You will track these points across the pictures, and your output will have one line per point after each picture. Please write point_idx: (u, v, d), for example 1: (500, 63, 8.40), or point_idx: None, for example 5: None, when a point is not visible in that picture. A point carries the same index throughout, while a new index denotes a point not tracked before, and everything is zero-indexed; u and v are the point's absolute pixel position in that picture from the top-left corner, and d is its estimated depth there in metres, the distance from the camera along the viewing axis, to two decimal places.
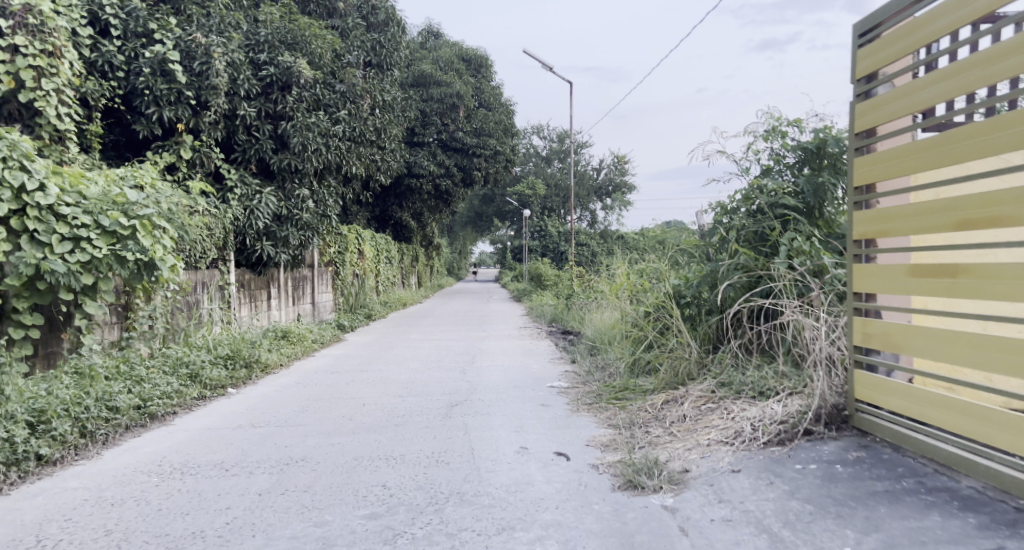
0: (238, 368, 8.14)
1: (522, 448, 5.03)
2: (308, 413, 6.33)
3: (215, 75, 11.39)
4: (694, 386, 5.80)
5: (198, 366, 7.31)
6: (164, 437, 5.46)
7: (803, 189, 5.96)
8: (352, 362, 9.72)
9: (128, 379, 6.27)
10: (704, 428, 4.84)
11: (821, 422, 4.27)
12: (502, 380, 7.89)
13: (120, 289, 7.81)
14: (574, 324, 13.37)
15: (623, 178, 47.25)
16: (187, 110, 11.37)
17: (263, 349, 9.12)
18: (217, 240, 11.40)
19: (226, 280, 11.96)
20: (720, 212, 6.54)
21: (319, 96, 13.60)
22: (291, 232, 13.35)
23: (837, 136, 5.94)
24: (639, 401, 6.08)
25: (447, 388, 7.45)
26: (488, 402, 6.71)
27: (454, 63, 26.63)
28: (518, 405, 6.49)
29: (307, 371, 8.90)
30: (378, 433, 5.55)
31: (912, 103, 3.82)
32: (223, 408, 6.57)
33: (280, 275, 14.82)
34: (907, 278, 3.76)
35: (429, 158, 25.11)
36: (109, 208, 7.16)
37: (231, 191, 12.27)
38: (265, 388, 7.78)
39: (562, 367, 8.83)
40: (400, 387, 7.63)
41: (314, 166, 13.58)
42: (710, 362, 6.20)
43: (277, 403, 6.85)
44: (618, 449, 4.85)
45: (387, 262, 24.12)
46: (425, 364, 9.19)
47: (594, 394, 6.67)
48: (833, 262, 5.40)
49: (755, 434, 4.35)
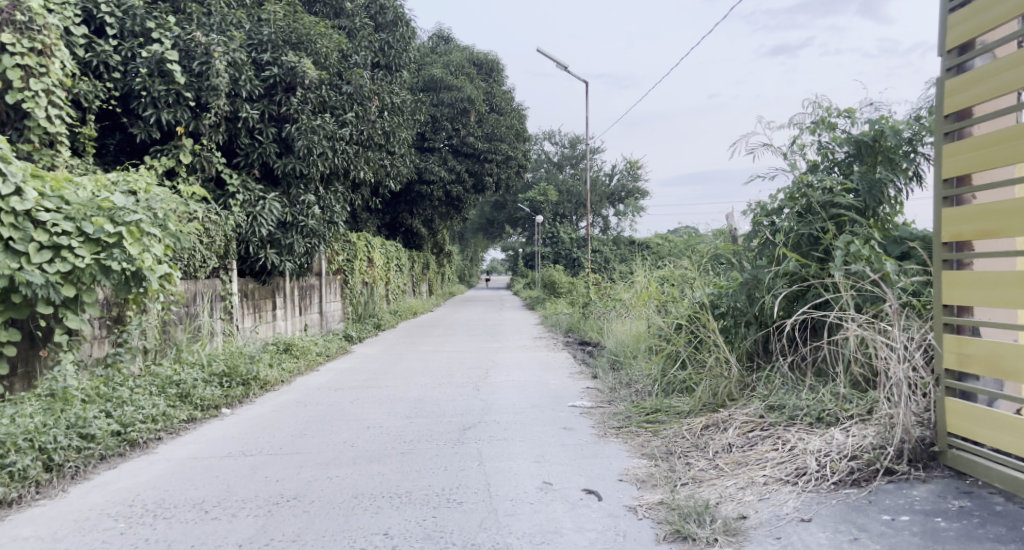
0: (234, 385, 7.55)
1: (546, 483, 4.39)
2: (305, 438, 5.73)
3: (215, 75, 10.84)
4: (738, 410, 5.16)
5: (189, 385, 6.72)
6: (142, 469, 4.87)
7: (857, 187, 5.40)
8: (359, 377, 9.12)
9: (108, 401, 5.68)
10: (757, 463, 4.21)
11: (904, 459, 3.64)
12: (519, 398, 7.26)
13: (110, 301, 7.26)
14: (592, 335, 12.73)
15: (636, 184, 46.61)
16: (187, 112, 10.85)
17: (263, 364, 8.52)
18: (217, 248, 10.87)
19: (227, 290, 11.42)
20: (761, 214, 5.88)
21: (325, 98, 13.03)
22: (296, 240, 12.78)
23: (895, 128, 5.39)
24: (674, 425, 5.45)
25: (459, 408, 6.83)
26: (504, 424, 6.08)
27: (466, 67, 26.09)
28: (538, 429, 5.87)
29: (309, 389, 8.30)
30: (381, 463, 4.93)
31: (1017, 78, 3.18)
32: (214, 433, 5.98)
33: (286, 285, 14.27)
34: (1017, 288, 3.14)
35: (440, 164, 24.57)
36: (93, 214, 6.60)
37: (233, 197, 11.73)
38: (263, 408, 7.19)
39: (584, 382, 8.20)
40: (408, 407, 7.00)
41: (320, 171, 13.03)
42: (754, 382, 5.59)
43: (273, 427, 6.24)
44: (657, 487, 4.21)
45: (397, 270, 23.58)
46: (436, 380, 8.58)
47: (622, 416, 6.02)
48: (897, 269, 4.78)
49: (824, 472, 3.72)
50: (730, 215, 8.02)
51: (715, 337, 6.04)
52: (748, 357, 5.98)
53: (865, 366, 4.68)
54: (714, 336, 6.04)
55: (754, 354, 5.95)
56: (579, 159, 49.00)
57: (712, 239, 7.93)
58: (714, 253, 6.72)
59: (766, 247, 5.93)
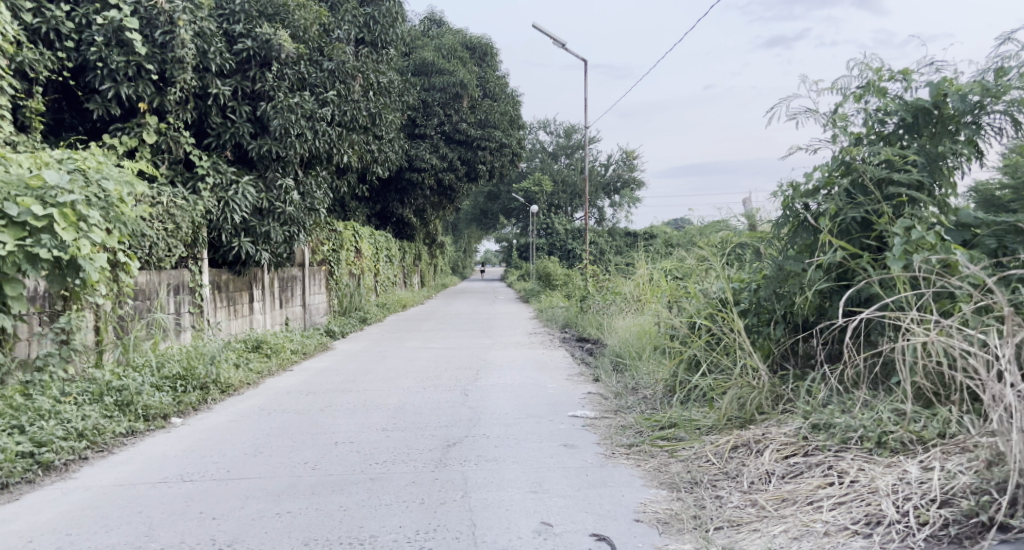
0: (190, 390, 6.65)
1: (544, 524, 3.55)
2: (261, 457, 4.86)
3: (179, 46, 9.92)
4: (775, 427, 4.31)
5: (132, 391, 5.81)
6: (50, 503, 3.99)
7: (914, 161, 4.50)
8: (335, 379, 8.24)
9: (24, 414, 4.81)
10: (810, 501, 3.37)
11: (1020, 509, 2.81)
12: (513, 406, 6.39)
13: (48, 294, 6.31)
14: (590, 331, 11.85)
15: (632, 174, 45.75)
16: (149, 86, 9.92)
17: (225, 364, 7.62)
18: (183, 236, 9.96)
19: (197, 281, 10.50)
20: (795, 196, 4.98)
21: (303, 74, 12.13)
22: (272, 228, 11.84)
23: (961, 92, 4.50)
24: (694, 445, 4.61)
25: (443, 418, 5.98)
26: (495, 440, 5.22)
27: (458, 51, 25.02)
28: (535, 446, 5.01)
29: (278, 392, 7.41)
30: (345, 494, 4.08)
31: None
32: (156, 448, 5.12)
33: (264, 276, 13.35)
34: None
35: (431, 151, 23.65)
36: (20, 193, 5.75)
37: (203, 180, 10.78)
38: (220, 416, 6.30)
39: (585, 386, 7.35)
40: (387, 416, 6.14)
41: (298, 153, 12.10)
42: (787, 393, 4.75)
43: (227, 441, 5.38)
44: (684, 533, 3.37)
45: (387, 261, 22.68)
46: (420, 383, 7.70)
47: (634, 431, 5.15)
48: (968, 258, 3.90)
49: (910, 524, 2.94)
50: (747, 200, 7.18)
51: (740, 340, 5.20)
52: (783, 358, 5.27)
53: (932, 378, 3.84)
54: (739, 337, 5.21)
55: (789, 357, 5.24)
56: (575, 149, 48.11)
57: (728, 226, 7.06)
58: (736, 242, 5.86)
59: (801, 234, 5.06)
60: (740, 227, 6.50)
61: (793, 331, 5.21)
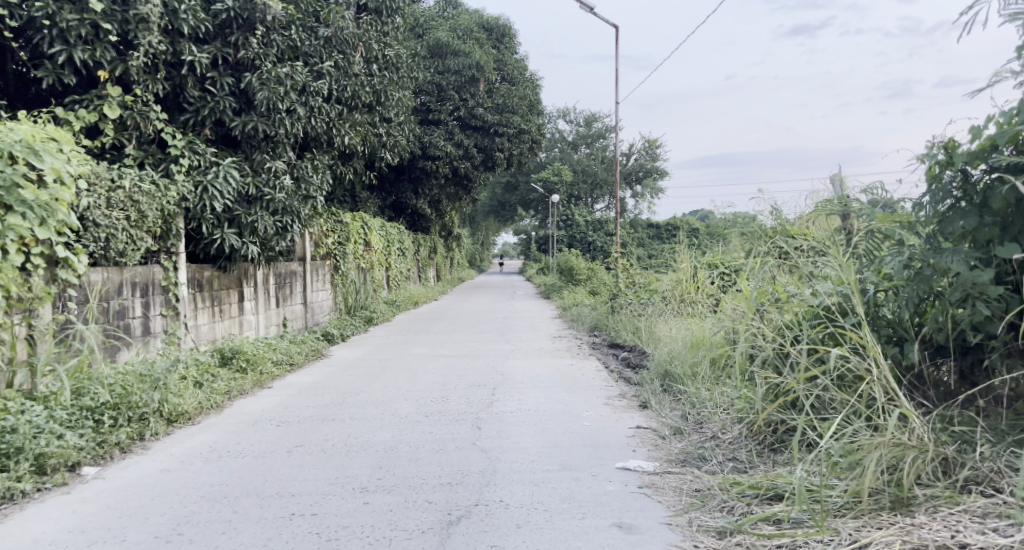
0: (121, 425, 5.07)
1: None
2: (172, 548, 3.30)
3: (143, 2, 8.42)
4: (971, 524, 2.75)
5: (25, 433, 4.22)
6: None
7: None
8: (320, 401, 6.67)
9: None
10: None
11: None
12: (541, 450, 4.78)
13: None
14: (624, 337, 10.19)
15: (655, 164, 43.91)
16: (110, 51, 8.42)
17: (177, 384, 6.08)
18: (151, 226, 8.41)
19: (170, 279, 8.96)
20: (980, 154, 3.48)
21: (294, 41, 10.65)
22: (261, 218, 10.25)
23: None
24: (827, 537, 2.99)
25: (447, 470, 4.38)
26: (519, 515, 3.63)
27: (474, 32, 23.36)
28: (575, 529, 3.41)
29: (243, 422, 5.84)
30: None
31: None
32: (32, 526, 3.57)
33: (257, 272, 11.88)
34: None
35: (445, 138, 22.07)
36: None
37: (177, 162, 9.24)
38: (155, 461, 4.73)
39: (632, 416, 5.74)
40: (371, 466, 4.54)
41: (289, 132, 10.60)
42: (962, 457, 3.16)
43: (141, 510, 3.82)
44: None
45: (400, 255, 21.24)
46: (422, 411, 6.10)
47: (720, 508, 3.53)
48: None
49: None
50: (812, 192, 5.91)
51: (879, 374, 3.56)
52: (949, 400, 3.99)
53: None
54: (874, 371, 3.58)
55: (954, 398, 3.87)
56: (596, 138, 46.40)
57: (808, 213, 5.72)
58: (864, 232, 4.33)
59: (957, 219, 3.65)
60: (832, 204, 4.81)
61: (930, 347, 3.98)
